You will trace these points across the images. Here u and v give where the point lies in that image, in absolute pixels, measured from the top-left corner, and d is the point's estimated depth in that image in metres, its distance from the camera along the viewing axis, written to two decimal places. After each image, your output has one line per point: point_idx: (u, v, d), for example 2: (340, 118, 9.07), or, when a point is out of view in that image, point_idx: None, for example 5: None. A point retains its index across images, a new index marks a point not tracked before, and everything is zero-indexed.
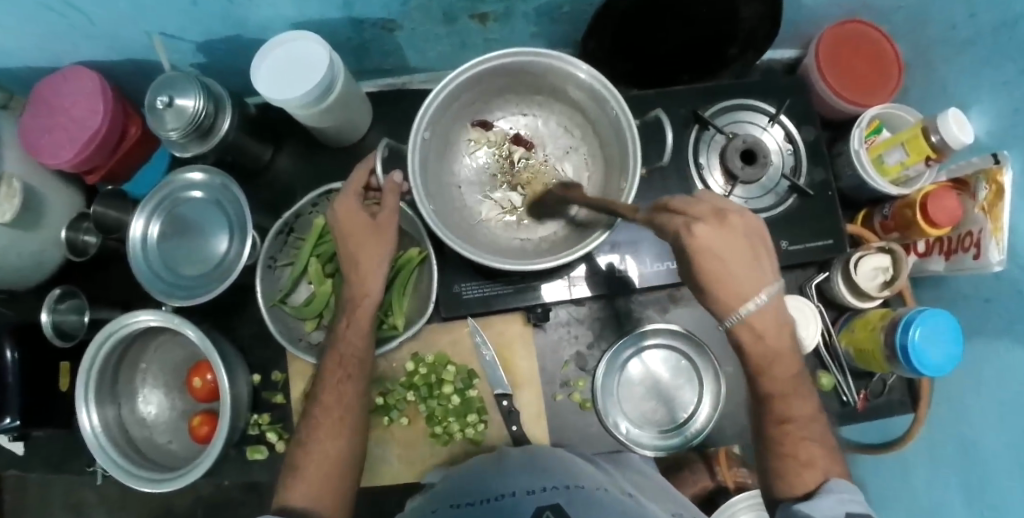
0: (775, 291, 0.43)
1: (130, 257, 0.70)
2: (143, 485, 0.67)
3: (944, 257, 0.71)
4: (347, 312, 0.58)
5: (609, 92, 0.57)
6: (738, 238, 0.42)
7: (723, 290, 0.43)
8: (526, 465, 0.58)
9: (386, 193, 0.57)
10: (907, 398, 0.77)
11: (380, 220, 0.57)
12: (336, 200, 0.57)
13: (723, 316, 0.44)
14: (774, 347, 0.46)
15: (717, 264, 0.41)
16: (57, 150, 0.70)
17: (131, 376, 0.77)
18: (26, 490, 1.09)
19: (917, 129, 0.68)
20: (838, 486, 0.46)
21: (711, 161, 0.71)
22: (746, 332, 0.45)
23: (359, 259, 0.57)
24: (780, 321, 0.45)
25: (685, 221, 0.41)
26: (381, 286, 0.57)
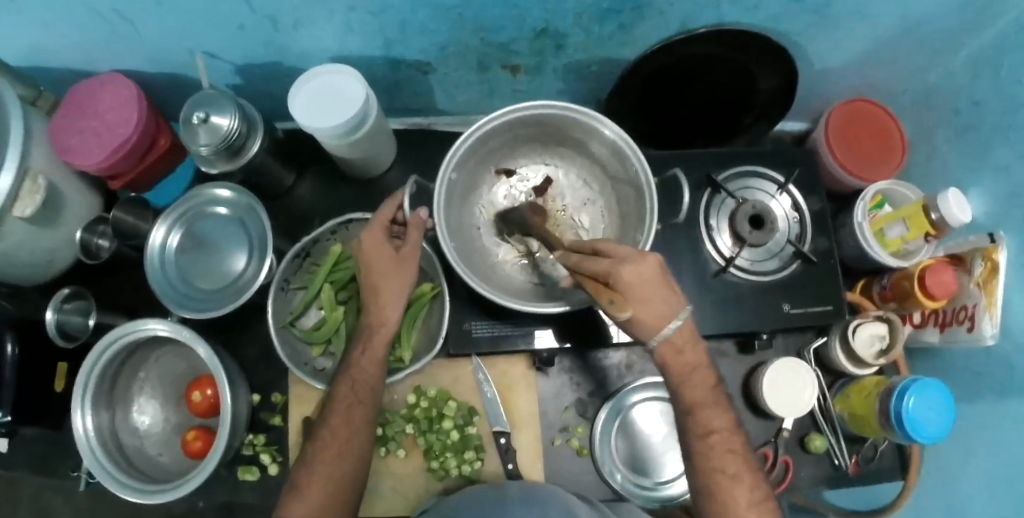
0: (686, 319, 0.48)
1: (146, 265, 0.71)
2: (130, 496, 0.66)
3: (938, 329, 0.74)
4: (362, 338, 0.59)
5: (631, 151, 0.59)
6: (657, 274, 0.45)
7: (642, 319, 0.46)
8: (522, 495, 0.59)
9: (411, 227, 0.59)
10: (898, 465, 0.79)
11: (404, 253, 0.58)
12: (363, 231, 0.59)
13: (644, 338, 0.49)
14: (693, 363, 0.51)
15: (635, 297, 0.45)
16: (86, 152, 0.71)
17: (129, 384, 0.77)
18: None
19: (918, 206, 0.71)
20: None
21: (721, 223, 0.73)
22: (669, 350, 0.49)
23: (379, 289, 0.58)
24: (694, 339, 0.51)
25: (610, 262, 0.45)
26: (398, 315, 0.59)
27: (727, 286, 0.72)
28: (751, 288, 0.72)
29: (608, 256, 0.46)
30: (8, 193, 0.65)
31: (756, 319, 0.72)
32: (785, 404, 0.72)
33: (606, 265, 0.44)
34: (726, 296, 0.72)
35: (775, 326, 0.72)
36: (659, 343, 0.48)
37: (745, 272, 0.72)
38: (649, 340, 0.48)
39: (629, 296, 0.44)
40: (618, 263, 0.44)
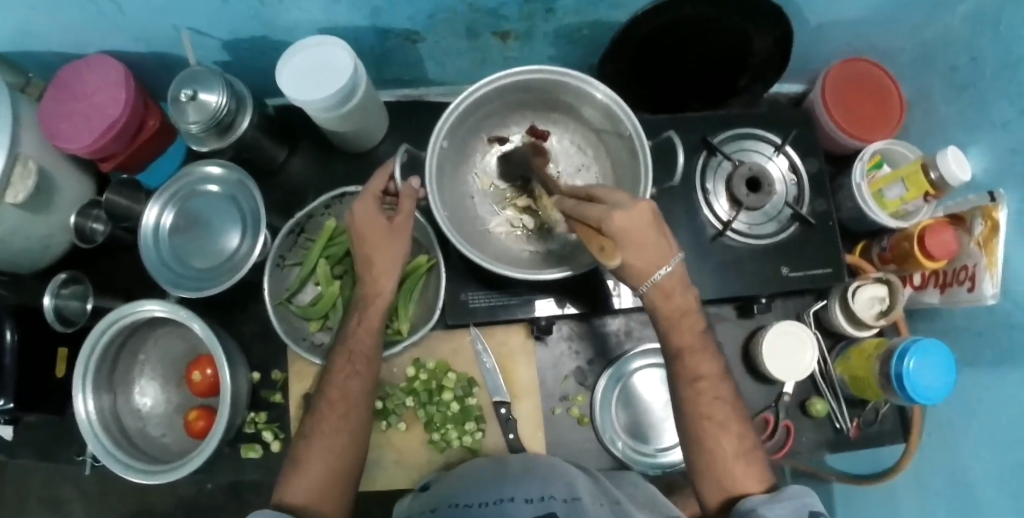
0: (675, 265, 0.49)
1: (140, 245, 0.70)
2: (133, 476, 0.66)
3: (938, 290, 0.73)
4: (358, 309, 0.60)
5: (625, 114, 0.58)
6: (648, 219, 0.46)
7: (633, 264, 0.47)
8: (525, 467, 0.56)
9: (402, 197, 0.58)
10: (900, 428, 0.78)
11: (397, 224, 0.57)
12: (355, 202, 0.58)
13: (633, 283, 0.50)
14: (682, 305, 0.52)
15: (628, 243, 0.45)
16: (75, 135, 0.70)
17: (130, 367, 0.77)
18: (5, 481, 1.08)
19: (917, 165, 0.70)
20: (793, 490, 0.46)
21: (717, 187, 0.72)
22: (658, 293, 0.51)
23: (374, 260, 0.58)
24: (685, 283, 0.52)
25: (604, 209, 0.45)
26: (393, 286, 0.58)
27: (724, 251, 0.72)
28: (749, 252, 0.72)
29: (603, 202, 0.46)
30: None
31: (754, 282, 0.72)
32: (786, 368, 0.71)
33: (600, 212, 0.45)
34: (724, 261, 0.72)
35: (774, 290, 0.72)
36: (648, 288, 0.50)
37: (743, 236, 0.72)
38: (641, 285, 0.50)
39: (620, 242, 0.45)
40: (611, 209, 0.45)
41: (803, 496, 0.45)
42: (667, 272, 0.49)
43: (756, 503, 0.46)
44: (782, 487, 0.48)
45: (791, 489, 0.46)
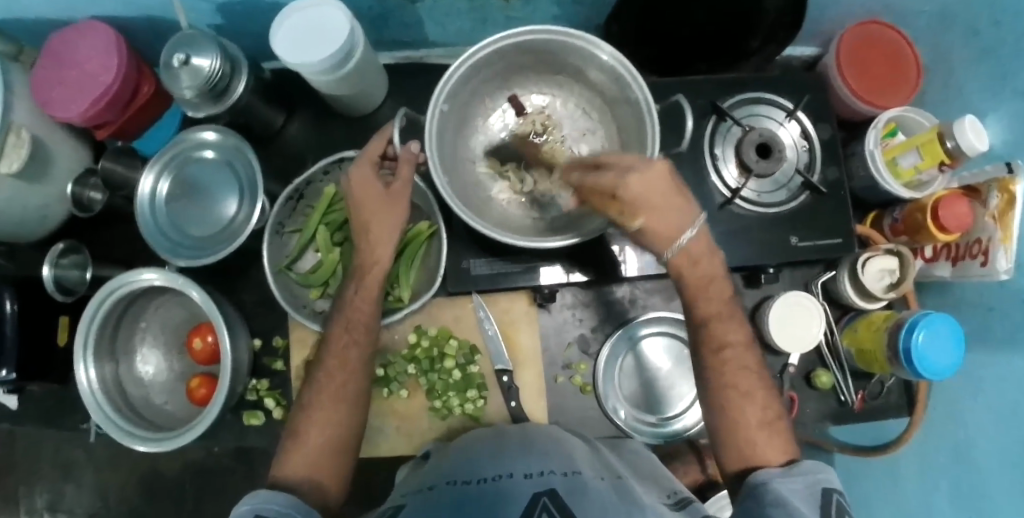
0: (699, 228, 0.49)
1: (137, 214, 0.69)
2: (135, 443, 0.66)
3: (950, 263, 0.72)
4: (355, 278, 0.59)
5: (632, 75, 0.56)
6: (666, 182, 0.45)
7: (655, 229, 0.47)
8: (523, 444, 0.52)
9: (402, 162, 0.57)
10: (905, 401, 0.77)
11: (394, 190, 0.56)
12: (352, 167, 0.57)
13: (658, 250, 0.49)
14: (708, 272, 0.51)
15: (647, 207, 0.45)
16: (66, 103, 0.68)
17: (130, 335, 0.77)
18: (15, 447, 1.09)
19: (933, 133, 0.67)
20: (808, 466, 0.45)
21: (726, 152, 0.70)
22: (682, 259, 0.50)
23: (371, 227, 0.57)
24: (710, 250, 0.51)
25: (617, 173, 0.44)
26: (391, 253, 0.57)
27: (731, 219, 0.70)
28: (757, 221, 0.70)
29: (614, 167, 0.44)
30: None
31: (763, 252, 0.70)
32: (792, 339, 0.70)
33: (614, 178, 0.44)
34: (732, 229, 0.70)
35: (783, 260, 0.71)
36: (674, 255, 0.49)
37: (752, 205, 0.70)
38: (665, 253, 0.49)
39: (641, 207, 0.45)
40: (624, 174, 0.43)
41: (819, 472, 0.44)
42: (692, 236, 0.48)
43: (770, 476, 0.45)
44: (796, 461, 0.47)
45: (805, 465, 0.45)
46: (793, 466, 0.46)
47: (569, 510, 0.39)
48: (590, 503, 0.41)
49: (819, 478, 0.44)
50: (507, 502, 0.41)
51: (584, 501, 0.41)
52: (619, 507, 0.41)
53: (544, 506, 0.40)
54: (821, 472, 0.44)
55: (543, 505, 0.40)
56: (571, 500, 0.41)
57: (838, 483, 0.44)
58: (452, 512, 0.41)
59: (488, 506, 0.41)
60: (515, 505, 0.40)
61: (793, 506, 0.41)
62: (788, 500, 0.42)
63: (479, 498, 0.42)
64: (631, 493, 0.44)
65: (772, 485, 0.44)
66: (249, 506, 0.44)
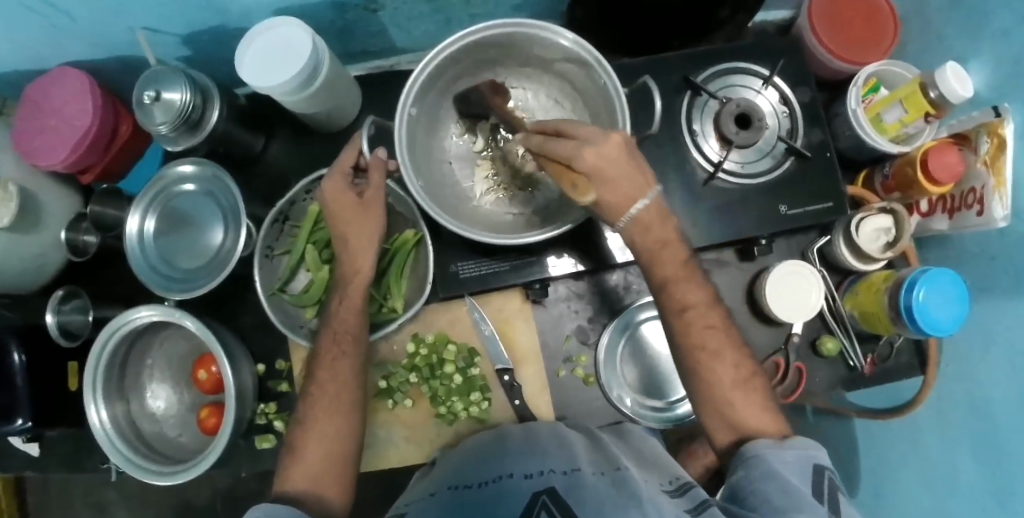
0: (655, 199, 0.47)
1: (127, 253, 0.70)
2: (151, 478, 0.67)
3: (947, 216, 0.70)
4: (339, 289, 0.61)
5: (595, 60, 0.56)
6: (622, 154, 0.44)
7: (606, 199, 0.46)
8: (526, 444, 0.53)
9: (371, 169, 0.58)
10: (916, 360, 0.76)
11: (367, 198, 0.58)
12: (323, 181, 0.58)
13: (611, 220, 0.48)
14: (664, 237, 0.50)
15: (598, 179, 0.44)
16: (49, 152, 0.69)
17: (138, 372, 0.77)
18: (58, 486, 1.16)
19: (915, 84, 0.66)
20: (803, 442, 0.45)
21: (705, 127, 0.70)
22: (636, 228, 0.49)
23: (349, 238, 0.59)
24: (666, 216, 0.50)
25: (573, 143, 0.44)
26: (372, 263, 0.59)
27: (717, 193, 0.70)
28: (744, 193, 0.69)
29: (573, 137, 0.45)
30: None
31: (753, 224, 0.69)
32: (791, 308, 0.69)
33: (570, 147, 0.44)
34: (719, 204, 0.69)
35: (775, 229, 0.70)
36: (625, 223, 0.48)
37: (736, 176, 0.69)
38: (616, 221, 0.48)
39: (591, 178, 0.44)
40: (581, 145, 0.44)
41: (812, 449, 0.45)
42: (643, 206, 0.47)
43: (761, 449, 0.45)
44: (790, 436, 0.47)
45: (800, 440, 0.46)
46: (788, 438, 0.46)
47: (566, 505, 0.40)
48: (588, 497, 0.41)
49: (813, 455, 0.44)
50: (506, 501, 0.41)
51: (583, 497, 0.41)
52: (619, 501, 0.41)
53: (544, 504, 0.40)
54: (814, 449, 0.45)
55: (542, 504, 0.40)
56: (571, 498, 0.41)
57: (829, 460, 0.45)
58: (457, 512, 0.42)
59: (489, 505, 0.41)
60: (514, 505, 0.41)
61: (787, 478, 0.42)
62: (781, 473, 0.42)
63: (482, 499, 0.43)
64: (629, 486, 0.43)
65: (764, 457, 0.44)
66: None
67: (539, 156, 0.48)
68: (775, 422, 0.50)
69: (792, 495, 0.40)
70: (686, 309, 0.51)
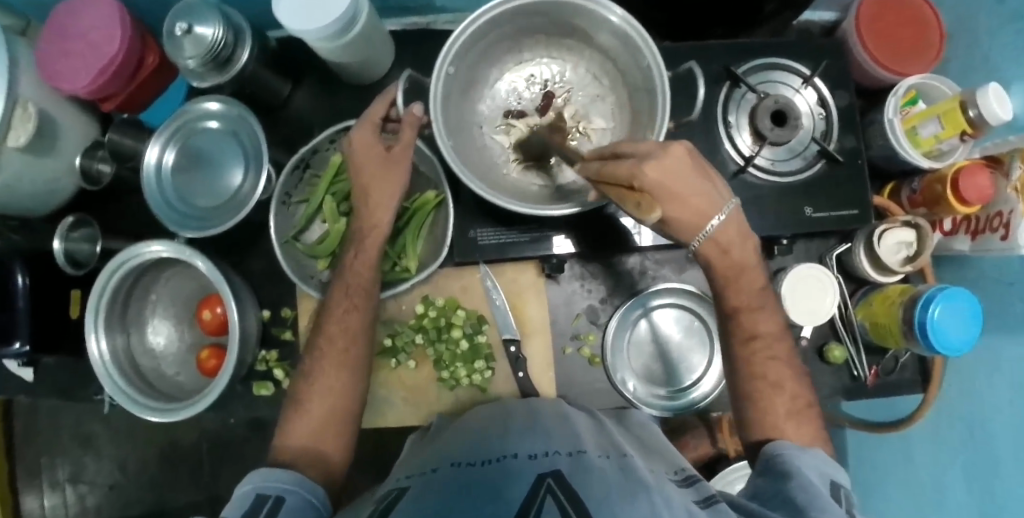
0: (730, 211, 0.48)
1: (143, 184, 0.68)
2: (148, 414, 0.67)
3: (969, 237, 0.69)
4: (354, 244, 0.60)
5: (642, 40, 0.54)
6: (684, 163, 0.44)
7: (677, 217, 0.46)
8: (528, 423, 0.53)
9: (405, 126, 0.57)
10: (918, 378, 0.76)
11: (394, 153, 0.57)
12: (352, 131, 0.58)
13: (686, 238, 0.49)
14: (738, 261, 0.51)
15: (666, 195, 0.43)
16: (72, 75, 0.67)
17: (142, 306, 0.76)
18: (49, 413, 1.21)
19: (955, 101, 0.65)
20: (824, 457, 0.46)
21: (740, 121, 0.69)
22: (712, 247, 0.49)
23: (371, 193, 0.58)
24: (742, 234, 0.50)
25: (634, 161, 0.42)
26: (390, 219, 0.59)
27: (746, 188, 0.69)
28: (770, 190, 0.69)
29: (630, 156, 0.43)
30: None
31: (777, 223, 0.69)
32: (804, 311, 0.68)
33: (631, 166, 0.42)
34: (746, 198, 0.69)
35: (798, 231, 0.69)
36: (701, 242, 0.48)
37: (766, 173, 0.69)
38: (692, 240, 0.48)
39: (658, 196, 0.43)
40: (641, 162, 0.42)
41: (830, 465, 0.46)
42: (720, 222, 0.48)
43: (783, 451, 0.46)
44: (810, 447, 0.48)
45: (821, 455, 0.47)
46: (809, 450, 0.47)
47: (573, 490, 0.39)
48: (593, 481, 0.40)
49: (832, 471, 0.45)
50: (512, 481, 0.40)
51: (586, 479, 0.41)
52: (623, 487, 0.40)
53: (550, 486, 0.39)
54: (834, 467, 0.46)
55: (547, 485, 0.39)
56: (575, 481, 0.40)
57: (844, 479, 0.45)
58: (461, 489, 0.41)
59: (494, 485, 0.40)
60: (520, 484, 0.40)
61: (807, 480, 0.43)
62: (800, 472, 0.43)
63: (485, 478, 0.42)
64: (635, 472, 0.43)
65: (786, 458, 0.45)
66: (251, 485, 0.46)
67: (598, 185, 0.45)
68: (783, 416, 0.51)
69: (811, 495, 0.41)
70: (753, 337, 0.53)
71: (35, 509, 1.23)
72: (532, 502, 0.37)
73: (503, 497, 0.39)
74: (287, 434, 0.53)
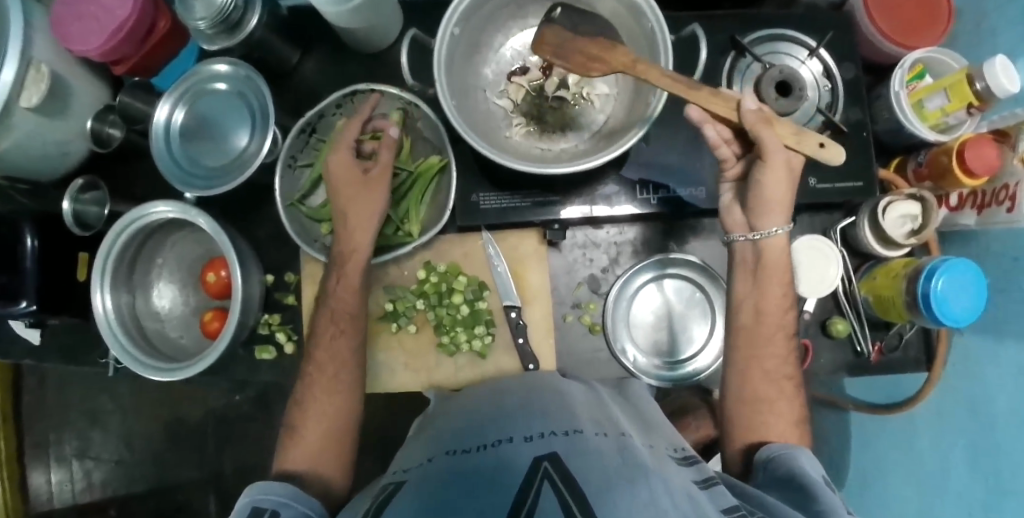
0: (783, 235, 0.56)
1: (152, 142, 0.69)
2: (150, 372, 0.67)
3: (976, 211, 0.69)
4: (336, 267, 0.63)
5: (647, 4, 0.54)
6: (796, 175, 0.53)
7: (765, 197, 0.53)
8: (522, 402, 0.53)
9: (381, 147, 0.63)
10: (922, 357, 0.75)
11: (371, 175, 0.61)
12: (330, 155, 0.62)
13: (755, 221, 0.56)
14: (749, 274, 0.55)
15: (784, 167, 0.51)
16: (84, 37, 0.67)
17: (147, 269, 0.77)
18: (57, 387, 1.23)
19: (962, 74, 0.65)
20: (810, 454, 0.50)
21: (745, 91, 0.69)
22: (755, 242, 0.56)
23: (349, 214, 0.61)
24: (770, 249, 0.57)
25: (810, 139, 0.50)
26: (369, 239, 0.61)
27: None
28: None
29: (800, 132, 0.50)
30: (12, 80, 0.63)
31: None
32: (811, 282, 0.68)
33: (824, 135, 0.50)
34: None
35: (801, 201, 0.69)
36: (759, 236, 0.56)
37: None
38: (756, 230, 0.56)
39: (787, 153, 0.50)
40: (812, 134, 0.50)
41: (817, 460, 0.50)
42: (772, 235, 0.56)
43: (777, 452, 0.51)
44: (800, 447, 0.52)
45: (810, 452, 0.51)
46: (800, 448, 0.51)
47: (568, 473, 0.39)
48: (589, 463, 0.40)
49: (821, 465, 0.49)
50: (509, 468, 0.41)
51: (584, 462, 0.41)
52: (620, 469, 0.40)
53: (546, 471, 0.40)
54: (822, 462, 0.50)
55: (544, 471, 0.39)
56: (570, 463, 0.40)
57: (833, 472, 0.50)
58: (457, 478, 0.42)
59: (491, 473, 0.41)
60: (517, 470, 0.40)
61: (801, 474, 0.47)
62: (800, 469, 0.48)
63: (482, 465, 0.42)
64: (631, 452, 0.43)
65: (781, 459, 0.50)
66: (249, 497, 0.47)
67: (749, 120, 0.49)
68: None
69: (806, 488, 0.45)
70: None
71: (40, 484, 1.24)
72: (530, 489, 0.38)
73: (500, 486, 0.39)
74: (286, 460, 0.55)
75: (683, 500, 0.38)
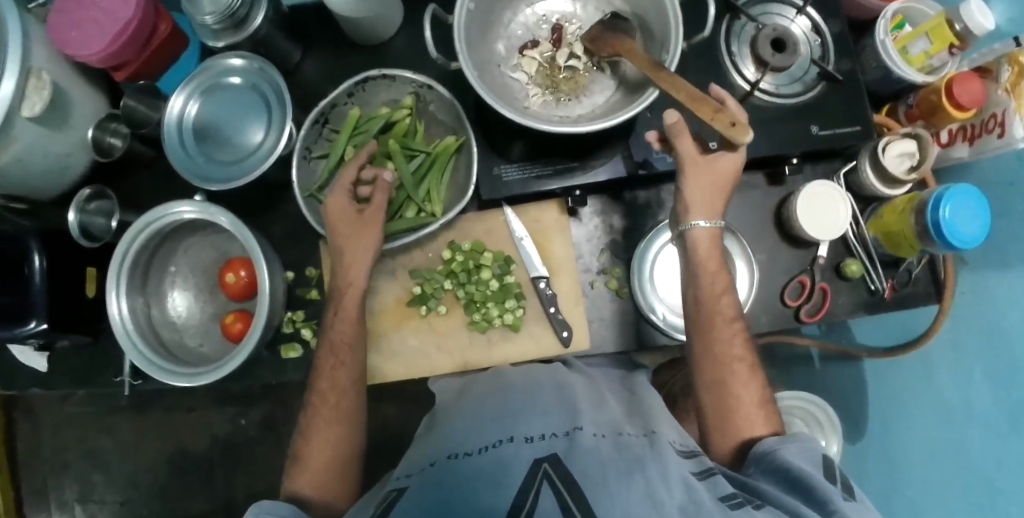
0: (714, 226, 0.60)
1: (167, 136, 0.69)
2: (175, 379, 0.65)
3: (967, 143, 0.72)
4: (333, 300, 0.63)
5: None
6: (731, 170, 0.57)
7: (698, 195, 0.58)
8: (528, 398, 0.54)
9: (376, 190, 0.63)
10: (931, 289, 0.77)
11: (367, 215, 0.62)
12: (328, 196, 0.62)
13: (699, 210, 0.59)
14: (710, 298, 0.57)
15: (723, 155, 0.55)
16: (86, 42, 0.67)
17: (161, 277, 0.75)
18: (53, 429, 1.17)
19: (940, 18, 0.69)
20: (801, 437, 0.49)
21: (742, 51, 0.72)
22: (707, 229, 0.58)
23: (345, 251, 0.62)
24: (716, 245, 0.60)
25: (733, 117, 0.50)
26: (364, 276, 0.62)
27: (755, 112, 0.72)
28: (777, 112, 0.71)
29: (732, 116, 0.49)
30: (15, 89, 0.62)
31: (787, 144, 0.71)
32: (823, 226, 0.70)
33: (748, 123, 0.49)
34: (755, 121, 0.71)
35: (806, 148, 0.71)
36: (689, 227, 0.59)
37: (770, 96, 0.72)
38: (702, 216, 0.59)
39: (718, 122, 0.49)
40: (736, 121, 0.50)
41: (810, 442, 0.49)
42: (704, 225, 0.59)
43: (772, 445, 0.49)
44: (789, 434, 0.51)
45: (801, 436, 0.50)
46: (792, 436, 0.50)
47: (568, 472, 0.40)
48: (589, 461, 0.41)
49: (816, 446, 0.49)
50: (511, 466, 0.42)
51: (583, 458, 0.42)
52: (619, 466, 0.41)
53: (545, 471, 0.40)
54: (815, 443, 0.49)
55: (544, 471, 0.40)
56: (570, 462, 0.41)
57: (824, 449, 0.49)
58: (454, 480, 0.42)
59: (492, 473, 0.42)
60: (519, 470, 0.41)
61: (798, 467, 0.45)
62: (793, 464, 0.46)
63: (482, 466, 0.43)
64: (628, 448, 0.45)
65: (776, 452, 0.48)
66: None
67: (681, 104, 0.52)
68: None
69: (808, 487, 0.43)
70: None
71: None
72: (531, 488, 0.39)
73: (501, 486, 0.40)
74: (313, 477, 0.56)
75: (678, 486, 0.41)
